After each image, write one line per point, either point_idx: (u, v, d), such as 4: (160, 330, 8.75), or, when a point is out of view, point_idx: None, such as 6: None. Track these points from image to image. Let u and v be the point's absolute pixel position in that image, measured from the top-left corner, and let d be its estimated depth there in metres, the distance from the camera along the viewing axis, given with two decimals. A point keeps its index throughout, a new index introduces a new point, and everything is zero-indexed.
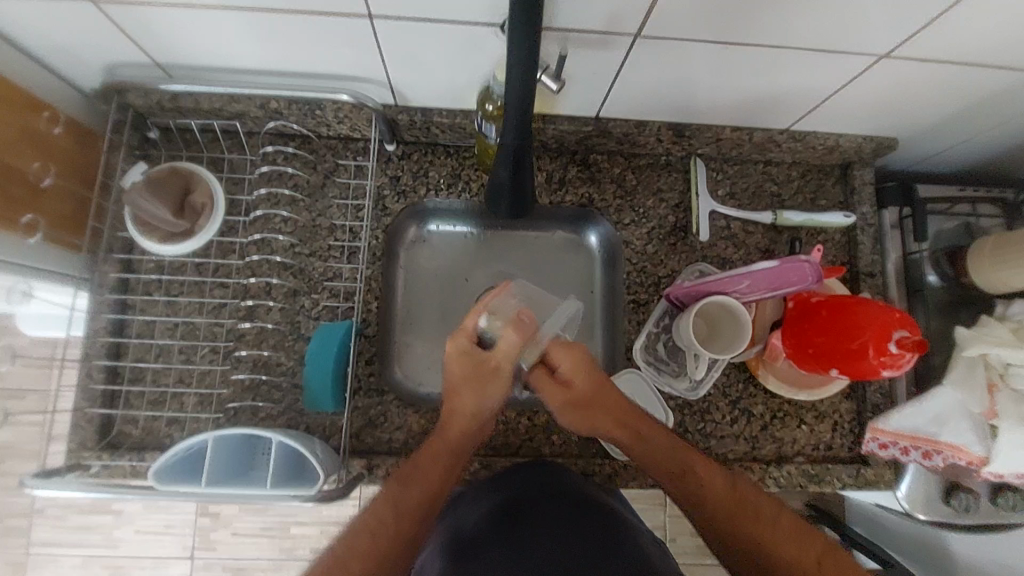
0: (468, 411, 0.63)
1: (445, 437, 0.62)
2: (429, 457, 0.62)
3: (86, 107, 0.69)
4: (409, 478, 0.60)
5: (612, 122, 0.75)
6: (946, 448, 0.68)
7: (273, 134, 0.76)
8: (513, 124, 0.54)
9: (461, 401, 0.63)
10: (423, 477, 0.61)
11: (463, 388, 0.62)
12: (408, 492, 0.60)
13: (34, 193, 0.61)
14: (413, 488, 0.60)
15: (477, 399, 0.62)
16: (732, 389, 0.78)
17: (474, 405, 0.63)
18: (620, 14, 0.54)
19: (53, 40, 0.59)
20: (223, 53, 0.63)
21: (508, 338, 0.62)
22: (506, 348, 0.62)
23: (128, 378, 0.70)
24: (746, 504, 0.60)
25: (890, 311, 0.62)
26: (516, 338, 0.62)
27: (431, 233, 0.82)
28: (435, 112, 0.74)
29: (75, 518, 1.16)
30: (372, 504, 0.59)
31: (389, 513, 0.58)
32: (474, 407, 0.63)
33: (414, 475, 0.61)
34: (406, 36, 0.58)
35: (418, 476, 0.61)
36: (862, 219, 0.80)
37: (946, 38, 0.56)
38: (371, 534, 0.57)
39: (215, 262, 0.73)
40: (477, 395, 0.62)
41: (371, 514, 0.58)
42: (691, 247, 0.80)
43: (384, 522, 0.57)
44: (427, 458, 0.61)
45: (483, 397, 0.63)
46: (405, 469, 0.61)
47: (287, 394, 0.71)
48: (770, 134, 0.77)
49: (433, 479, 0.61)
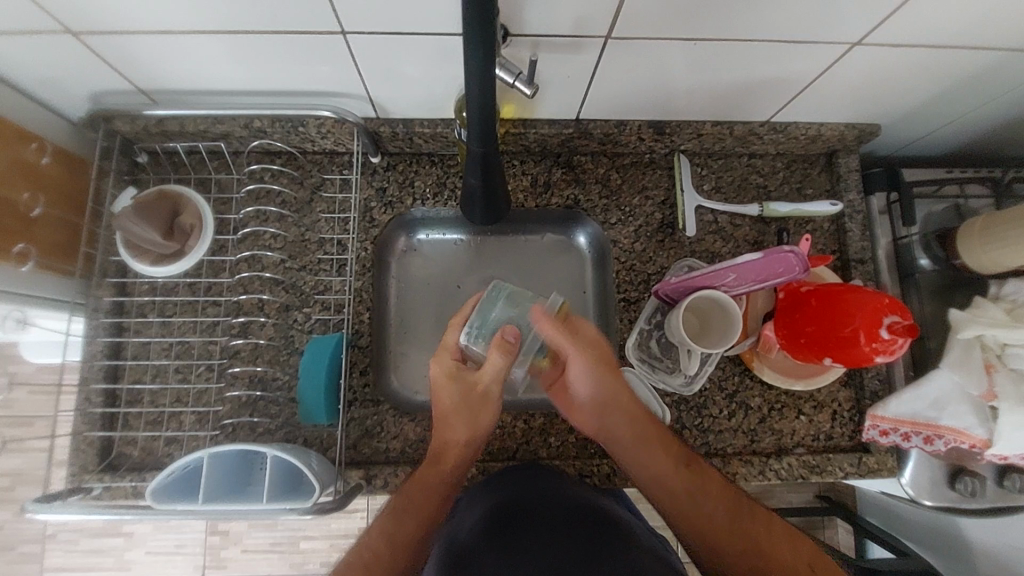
0: (462, 442, 0.64)
1: (433, 463, 0.63)
2: (422, 486, 0.62)
3: (74, 135, 0.71)
4: (403, 508, 0.61)
5: (593, 123, 0.76)
6: (948, 432, 0.67)
7: (259, 152, 0.77)
8: (477, 131, 0.55)
9: (453, 434, 0.63)
10: (416, 504, 0.61)
11: (457, 418, 0.64)
12: (402, 522, 0.60)
13: (25, 222, 0.62)
14: (407, 520, 0.60)
15: (467, 424, 0.64)
16: (728, 382, 0.78)
17: (463, 430, 0.64)
18: (588, 18, 0.55)
19: (37, 72, 0.61)
20: (203, 75, 0.64)
21: (495, 363, 0.62)
22: (492, 370, 0.63)
23: (126, 400, 0.71)
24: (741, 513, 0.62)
25: (880, 296, 0.61)
26: (502, 360, 0.62)
27: (421, 242, 0.83)
28: (416, 123, 0.74)
29: (87, 541, 1.17)
30: (365, 537, 0.60)
31: (382, 544, 0.59)
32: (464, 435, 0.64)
33: (407, 502, 0.61)
34: (379, 50, 0.59)
35: (407, 501, 0.61)
36: (850, 207, 0.80)
37: (915, 24, 0.56)
38: (366, 566, 0.57)
39: (207, 281, 0.74)
40: (471, 426, 0.64)
41: (365, 544, 0.59)
42: (680, 243, 0.80)
43: (378, 555, 0.58)
44: (416, 488, 0.62)
45: (473, 421, 0.64)
46: (399, 501, 0.61)
47: (284, 409, 0.72)
48: (751, 127, 0.77)
49: (428, 509, 0.61)
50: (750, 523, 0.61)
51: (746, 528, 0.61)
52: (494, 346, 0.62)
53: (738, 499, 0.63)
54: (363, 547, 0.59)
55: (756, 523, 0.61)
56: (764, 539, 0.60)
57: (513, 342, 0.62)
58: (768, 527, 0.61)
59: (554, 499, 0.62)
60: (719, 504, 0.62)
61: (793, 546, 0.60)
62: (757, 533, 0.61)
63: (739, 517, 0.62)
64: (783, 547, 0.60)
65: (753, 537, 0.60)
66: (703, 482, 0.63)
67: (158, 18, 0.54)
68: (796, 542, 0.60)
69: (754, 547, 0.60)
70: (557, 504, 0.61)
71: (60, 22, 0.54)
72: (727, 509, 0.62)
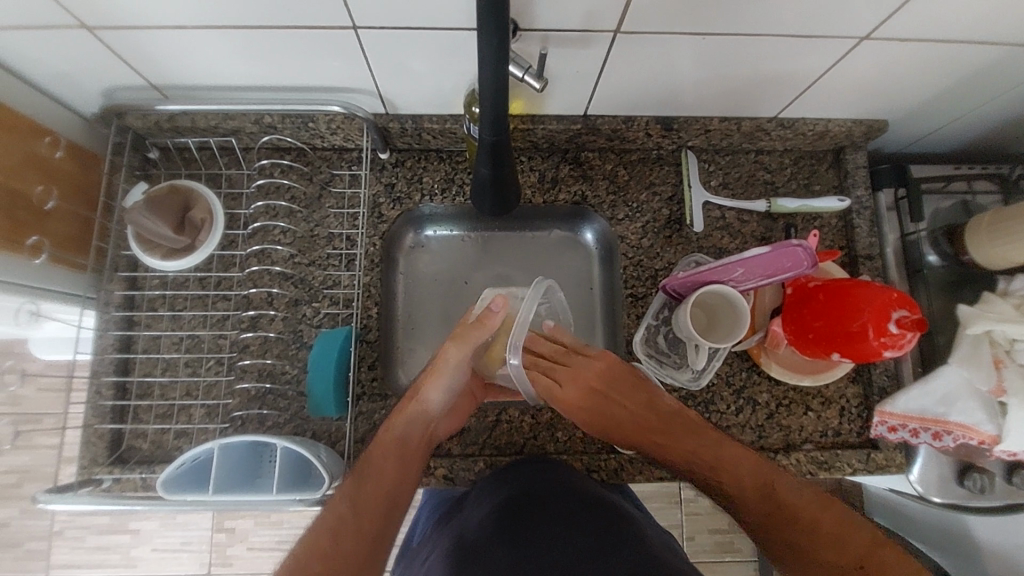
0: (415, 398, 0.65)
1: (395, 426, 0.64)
2: (391, 453, 0.63)
3: (86, 130, 0.72)
4: (365, 473, 0.61)
5: (600, 119, 0.76)
6: (956, 428, 0.67)
7: (269, 148, 0.78)
8: (489, 119, 0.55)
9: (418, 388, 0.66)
10: (377, 470, 0.62)
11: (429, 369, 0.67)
12: (365, 488, 0.61)
13: (38, 215, 0.63)
14: (366, 486, 0.61)
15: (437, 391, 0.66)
16: (735, 378, 0.77)
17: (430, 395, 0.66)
18: (598, 12, 0.55)
19: (51, 66, 0.61)
20: (215, 70, 0.64)
21: (474, 330, 0.67)
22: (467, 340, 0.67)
23: (136, 394, 0.72)
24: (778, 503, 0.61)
25: (889, 291, 0.61)
26: (483, 330, 0.67)
27: (428, 239, 0.83)
28: (425, 119, 0.75)
29: (93, 538, 1.17)
30: (334, 504, 0.60)
31: (346, 508, 0.59)
32: (426, 403, 0.66)
33: (372, 466, 0.62)
34: (389, 46, 0.60)
35: (373, 466, 0.62)
36: (858, 203, 0.80)
37: (924, 18, 0.57)
38: (331, 531, 0.58)
39: (218, 276, 0.74)
40: (433, 384, 0.66)
41: (331, 509, 0.60)
42: (687, 239, 0.80)
43: (343, 518, 0.59)
44: (380, 451, 0.63)
45: (443, 386, 0.66)
46: (361, 465, 0.62)
47: (293, 402, 0.72)
48: (758, 123, 0.78)
49: (390, 475, 0.62)
50: (790, 513, 0.61)
51: (784, 519, 0.61)
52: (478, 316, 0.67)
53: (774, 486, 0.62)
54: (332, 511, 0.60)
55: (800, 520, 0.60)
56: (801, 536, 0.60)
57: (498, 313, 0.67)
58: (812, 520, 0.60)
59: (567, 494, 0.62)
60: (755, 486, 0.63)
61: (837, 547, 0.58)
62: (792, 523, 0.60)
63: (775, 506, 0.61)
64: (825, 539, 0.59)
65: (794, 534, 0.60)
66: (733, 466, 0.64)
67: (171, 13, 0.54)
68: (841, 540, 0.59)
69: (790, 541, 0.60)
70: (571, 499, 0.61)
71: (76, 17, 0.54)
72: (762, 498, 0.62)
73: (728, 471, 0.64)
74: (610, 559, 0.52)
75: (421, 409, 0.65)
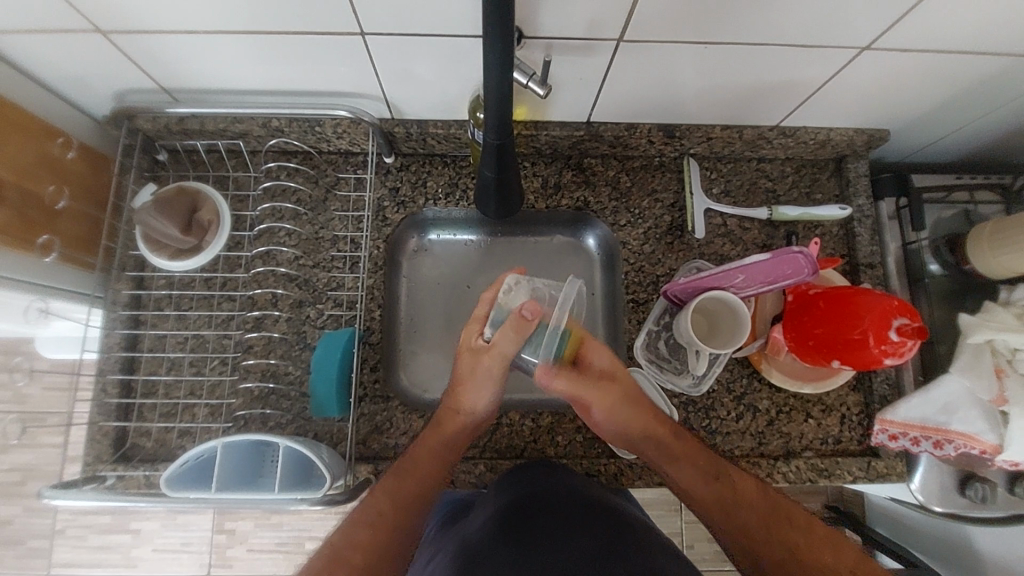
0: (462, 409, 0.64)
1: (439, 432, 0.64)
2: (428, 455, 0.63)
3: (97, 132, 0.73)
4: (407, 470, 0.62)
5: (603, 126, 0.77)
6: (957, 437, 0.67)
7: (276, 151, 0.79)
8: (492, 123, 0.56)
9: (461, 403, 0.64)
10: (420, 468, 0.62)
11: (467, 385, 0.64)
12: (406, 484, 0.61)
13: (49, 215, 0.64)
14: (407, 480, 0.61)
15: (473, 399, 0.64)
16: (736, 384, 0.78)
17: (474, 402, 0.64)
18: (601, 20, 0.56)
19: (65, 68, 0.63)
20: (224, 74, 0.66)
21: (507, 339, 0.60)
22: (506, 348, 0.60)
23: (141, 392, 0.72)
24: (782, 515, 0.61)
25: (890, 299, 0.61)
26: (517, 339, 0.60)
27: (432, 243, 0.84)
28: (430, 124, 0.76)
29: (95, 538, 1.18)
30: (372, 498, 0.60)
31: (387, 504, 0.59)
32: (469, 412, 0.65)
33: (408, 467, 0.62)
34: (395, 52, 0.61)
35: (409, 466, 0.62)
36: (859, 211, 0.81)
37: (925, 28, 0.57)
38: (371, 525, 0.57)
39: (223, 276, 0.75)
40: (478, 395, 0.64)
41: (368, 504, 0.59)
42: (688, 245, 0.80)
43: (384, 514, 0.58)
44: (423, 449, 0.63)
45: (485, 395, 0.64)
46: (404, 462, 0.63)
47: (295, 403, 0.73)
48: (760, 131, 0.78)
49: (430, 476, 0.62)
50: (787, 521, 0.61)
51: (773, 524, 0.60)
52: (509, 322, 0.59)
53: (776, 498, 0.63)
54: (368, 505, 0.59)
55: (796, 524, 0.60)
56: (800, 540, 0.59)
57: (530, 320, 0.59)
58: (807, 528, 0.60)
59: (569, 497, 0.62)
60: (755, 494, 0.62)
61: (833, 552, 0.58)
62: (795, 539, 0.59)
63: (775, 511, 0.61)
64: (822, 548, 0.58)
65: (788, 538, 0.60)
66: (740, 476, 0.64)
67: (183, 18, 0.55)
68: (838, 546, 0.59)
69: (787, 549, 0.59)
70: (573, 504, 0.61)
71: (90, 21, 0.56)
72: (763, 508, 0.61)
73: (731, 486, 0.62)
74: (619, 559, 0.53)
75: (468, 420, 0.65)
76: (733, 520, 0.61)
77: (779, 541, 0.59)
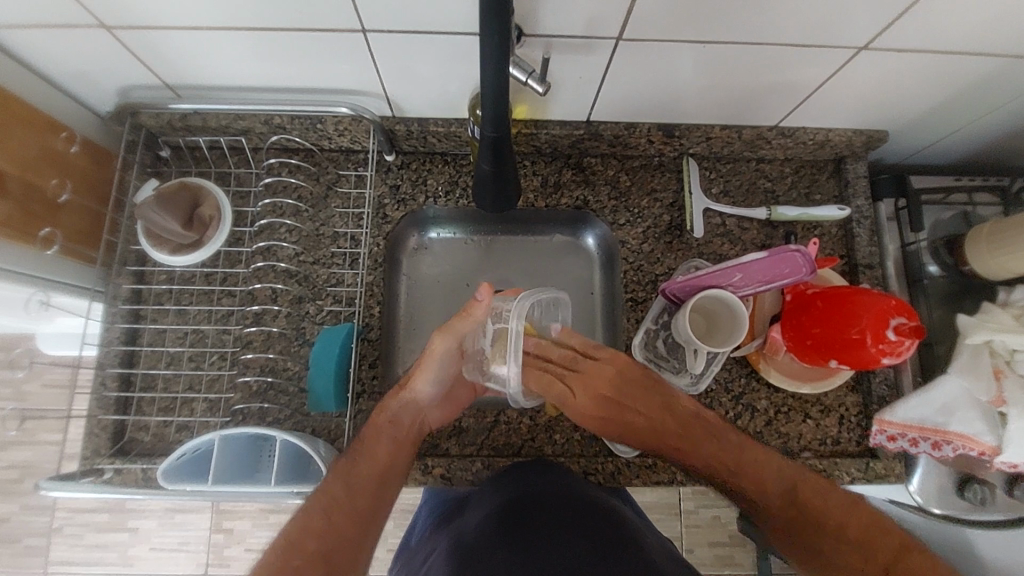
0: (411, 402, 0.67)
1: (387, 410, 0.66)
2: (379, 436, 0.64)
3: (100, 128, 0.74)
4: (359, 451, 0.62)
5: (602, 125, 0.78)
6: (956, 438, 0.67)
7: (278, 148, 0.80)
8: (490, 115, 0.56)
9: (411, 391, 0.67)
10: (374, 452, 0.63)
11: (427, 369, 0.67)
12: (361, 466, 0.61)
13: (51, 208, 0.65)
14: (359, 462, 0.61)
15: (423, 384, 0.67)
16: (734, 384, 0.78)
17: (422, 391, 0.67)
18: (600, 19, 0.56)
19: (71, 65, 0.64)
20: (226, 69, 0.66)
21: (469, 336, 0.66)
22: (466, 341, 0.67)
23: (140, 386, 0.73)
24: (811, 509, 0.61)
25: (888, 299, 0.61)
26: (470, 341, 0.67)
27: (431, 241, 0.85)
28: (430, 122, 0.76)
29: (93, 536, 1.18)
30: (328, 482, 0.60)
31: (340, 487, 0.60)
32: (415, 396, 0.67)
33: (362, 448, 0.63)
34: (397, 50, 0.61)
35: (365, 449, 0.62)
36: (858, 212, 0.81)
37: (922, 28, 0.58)
38: (326, 509, 0.58)
39: (224, 272, 0.76)
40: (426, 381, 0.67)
41: (325, 490, 0.59)
42: (687, 245, 0.81)
43: (339, 499, 0.59)
44: (373, 431, 0.64)
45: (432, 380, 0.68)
46: (354, 443, 0.63)
47: (294, 399, 0.73)
48: (759, 131, 0.79)
49: (380, 457, 0.63)
50: (821, 514, 0.61)
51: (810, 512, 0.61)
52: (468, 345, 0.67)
53: (809, 490, 0.62)
54: (323, 492, 0.59)
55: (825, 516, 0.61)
56: (830, 531, 0.60)
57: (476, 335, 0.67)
58: (840, 520, 0.60)
59: (565, 497, 0.62)
60: (776, 484, 0.63)
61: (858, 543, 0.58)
62: (819, 526, 0.60)
63: (798, 508, 0.61)
64: (850, 544, 0.58)
65: (822, 529, 0.60)
66: (755, 466, 0.64)
67: (186, 13, 0.56)
68: (866, 539, 0.58)
69: (820, 538, 0.60)
70: (570, 504, 0.61)
71: (96, 17, 0.56)
72: (798, 497, 0.62)
73: (761, 469, 0.63)
74: (617, 562, 0.53)
75: (411, 401, 0.67)
76: (773, 512, 0.62)
77: (805, 537, 0.60)
